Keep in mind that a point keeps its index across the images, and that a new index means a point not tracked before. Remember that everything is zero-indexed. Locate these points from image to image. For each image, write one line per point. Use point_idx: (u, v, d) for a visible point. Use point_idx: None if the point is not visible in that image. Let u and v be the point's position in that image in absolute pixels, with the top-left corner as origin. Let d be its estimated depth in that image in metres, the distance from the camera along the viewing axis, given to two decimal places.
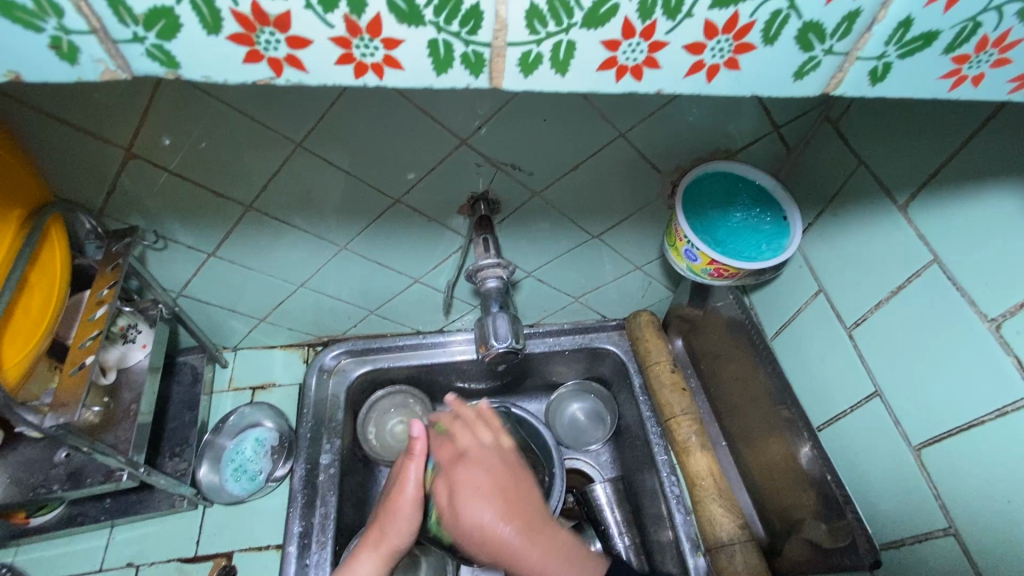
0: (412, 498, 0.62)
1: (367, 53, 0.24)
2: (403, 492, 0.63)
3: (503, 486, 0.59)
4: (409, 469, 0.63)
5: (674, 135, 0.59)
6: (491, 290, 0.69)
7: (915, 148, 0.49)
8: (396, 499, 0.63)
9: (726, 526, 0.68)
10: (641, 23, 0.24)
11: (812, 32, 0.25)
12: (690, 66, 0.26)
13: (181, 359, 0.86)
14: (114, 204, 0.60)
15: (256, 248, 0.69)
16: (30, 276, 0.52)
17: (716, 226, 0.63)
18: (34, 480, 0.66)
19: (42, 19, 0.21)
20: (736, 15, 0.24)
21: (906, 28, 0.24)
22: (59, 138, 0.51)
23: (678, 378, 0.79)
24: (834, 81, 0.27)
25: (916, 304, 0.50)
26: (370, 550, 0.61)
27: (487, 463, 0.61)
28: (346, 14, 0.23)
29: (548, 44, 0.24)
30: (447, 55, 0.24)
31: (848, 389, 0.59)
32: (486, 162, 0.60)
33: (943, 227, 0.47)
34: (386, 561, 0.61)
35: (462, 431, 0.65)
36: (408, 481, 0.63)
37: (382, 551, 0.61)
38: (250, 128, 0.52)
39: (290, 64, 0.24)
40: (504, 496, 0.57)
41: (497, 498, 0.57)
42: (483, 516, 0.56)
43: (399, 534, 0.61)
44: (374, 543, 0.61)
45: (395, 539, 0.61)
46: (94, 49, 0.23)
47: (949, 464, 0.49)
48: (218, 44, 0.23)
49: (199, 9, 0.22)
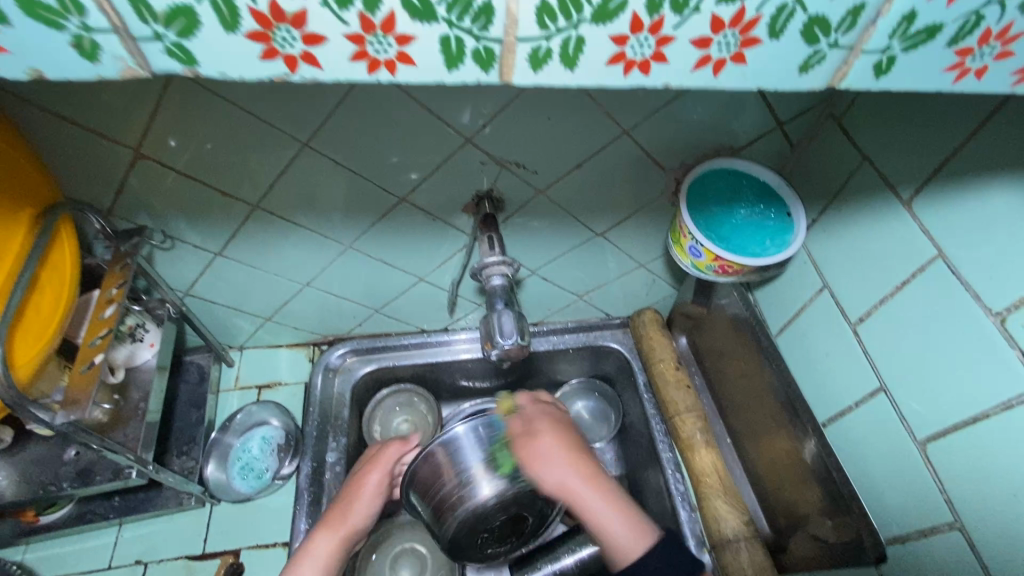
0: (377, 479, 0.68)
1: (380, 50, 0.25)
2: (370, 474, 0.68)
3: (577, 448, 0.63)
4: (388, 452, 0.70)
5: (678, 132, 0.59)
6: (496, 288, 0.69)
7: (919, 143, 0.49)
8: (360, 480, 0.68)
9: (731, 523, 0.68)
10: (649, 18, 0.24)
11: (818, 26, 0.25)
12: (698, 60, 0.26)
13: (188, 359, 0.86)
14: (122, 204, 0.60)
15: (262, 248, 0.70)
16: (40, 275, 0.53)
17: (721, 222, 0.63)
18: (44, 478, 0.67)
19: (65, 18, 0.22)
20: (742, 10, 0.24)
21: (909, 22, 0.25)
22: (70, 140, 0.51)
23: (682, 375, 0.79)
24: (838, 75, 0.27)
25: (920, 298, 0.50)
26: (327, 527, 0.64)
27: (560, 430, 0.64)
28: (360, 11, 0.23)
29: (557, 39, 0.25)
30: (458, 50, 0.25)
31: (853, 385, 0.60)
32: (491, 160, 0.60)
33: (947, 222, 0.48)
34: (343, 541, 0.64)
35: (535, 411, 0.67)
36: (381, 461, 0.69)
37: (341, 530, 0.64)
38: (257, 128, 0.53)
39: (305, 61, 0.25)
40: (577, 452, 0.62)
41: (572, 455, 0.62)
42: (558, 465, 0.61)
43: (354, 517, 0.65)
44: (332, 521, 0.65)
45: (354, 519, 0.65)
46: (115, 47, 0.23)
47: (955, 458, 0.49)
48: (236, 41, 0.23)
49: (218, 8, 0.22)
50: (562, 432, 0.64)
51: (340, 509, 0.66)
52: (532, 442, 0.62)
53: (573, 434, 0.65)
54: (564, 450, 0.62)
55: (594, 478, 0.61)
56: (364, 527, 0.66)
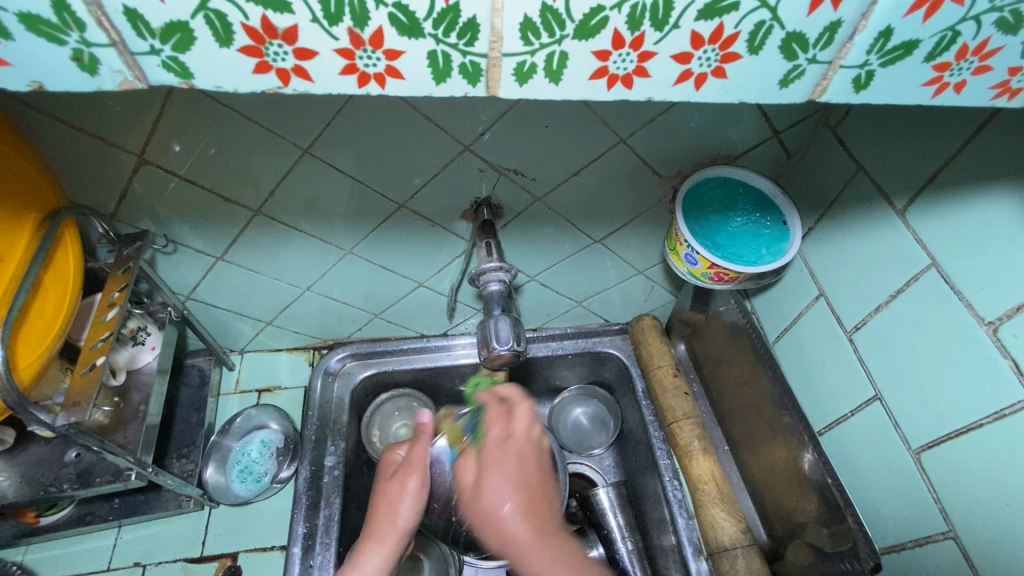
0: (417, 480, 0.68)
1: (369, 64, 0.25)
2: (408, 475, 0.68)
3: (531, 478, 0.60)
4: (414, 454, 0.69)
5: (675, 140, 0.60)
6: (493, 293, 0.69)
7: (912, 153, 0.49)
8: (400, 480, 0.68)
9: (728, 530, 0.68)
10: (630, 34, 0.25)
11: (796, 42, 0.25)
12: (679, 75, 0.26)
13: (189, 362, 0.87)
14: (125, 209, 0.61)
15: (262, 253, 0.71)
16: (44, 278, 0.53)
17: (717, 231, 0.63)
18: (44, 479, 0.67)
19: (65, 33, 0.22)
20: (721, 26, 0.24)
21: (886, 38, 0.25)
22: (74, 145, 0.52)
23: (681, 382, 0.79)
24: (818, 89, 0.28)
25: (915, 307, 0.51)
26: (378, 542, 0.64)
27: (520, 457, 0.61)
28: (349, 27, 0.23)
29: (541, 55, 0.25)
30: (445, 64, 0.25)
31: (848, 394, 0.60)
32: (489, 167, 0.61)
33: (941, 232, 0.48)
34: (393, 547, 0.64)
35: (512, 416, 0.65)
36: (415, 464, 0.68)
37: (387, 536, 0.64)
38: (257, 135, 0.54)
39: (297, 74, 0.25)
40: (523, 496, 0.57)
41: (517, 480, 0.58)
42: (495, 498, 0.57)
43: (400, 525, 0.65)
44: (374, 529, 0.65)
45: (396, 528, 0.65)
46: (113, 61, 0.24)
47: (949, 467, 0.49)
48: (230, 56, 0.24)
49: (212, 23, 0.23)
50: (523, 451, 0.62)
51: (383, 521, 0.66)
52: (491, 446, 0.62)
53: (531, 477, 0.59)
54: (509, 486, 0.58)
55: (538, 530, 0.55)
56: (412, 530, 0.66)
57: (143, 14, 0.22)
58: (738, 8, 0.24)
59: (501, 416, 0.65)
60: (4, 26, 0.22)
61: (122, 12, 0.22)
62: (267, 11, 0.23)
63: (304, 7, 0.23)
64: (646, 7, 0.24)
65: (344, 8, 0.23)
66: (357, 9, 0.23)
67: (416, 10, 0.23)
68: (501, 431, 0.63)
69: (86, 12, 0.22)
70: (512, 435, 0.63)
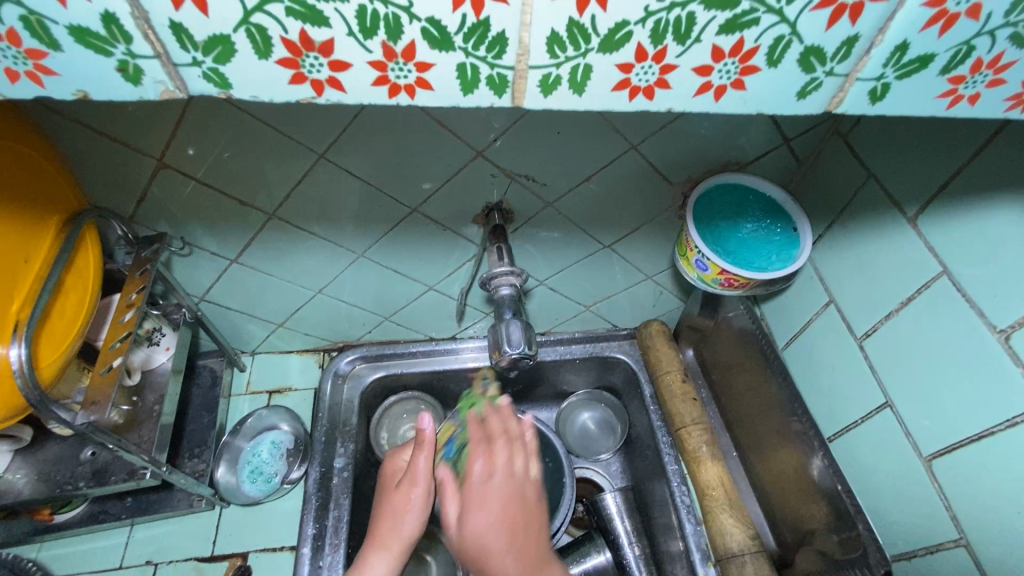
0: (421, 491, 0.68)
1: (400, 76, 0.26)
2: (412, 486, 0.68)
3: (518, 523, 0.61)
4: (417, 463, 0.69)
5: (685, 147, 0.60)
6: (505, 298, 0.70)
7: (923, 162, 0.50)
8: (406, 490, 0.68)
9: (736, 537, 0.68)
10: (653, 47, 0.25)
11: (814, 55, 0.26)
12: (699, 86, 0.27)
13: (201, 362, 0.88)
14: (144, 211, 0.62)
15: (276, 256, 0.72)
16: (66, 280, 0.55)
17: (727, 237, 0.64)
18: (60, 477, 0.68)
19: (113, 45, 0.23)
20: (742, 40, 0.25)
21: (902, 52, 0.26)
22: (97, 150, 0.54)
23: (689, 388, 0.79)
24: (835, 101, 0.28)
25: (927, 314, 0.51)
26: (385, 552, 0.65)
27: (507, 500, 0.62)
28: (383, 40, 0.24)
29: (566, 67, 0.26)
30: (473, 76, 0.26)
31: (858, 401, 0.60)
32: (501, 173, 0.62)
33: (952, 240, 0.48)
34: (399, 556, 0.66)
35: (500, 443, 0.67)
36: (419, 473, 0.69)
37: (394, 547, 0.66)
38: (275, 141, 0.55)
39: (331, 86, 0.26)
40: (513, 538, 0.60)
41: (501, 531, 0.60)
42: (481, 534, 0.60)
43: (404, 535, 0.67)
44: (379, 537, 0.67)
45: (403, 539, 0.66)
46: (157, 72, 0.25)
47: (961, 475, 0.49)
48: (268, 67, 0.25)
49: (253, 36, 0.24)
50: (515, 503, 0.62)
51: (387, 531, 0.67)
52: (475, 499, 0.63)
53: (516, 512, 0.62)
54: (498, 524, 0.60)
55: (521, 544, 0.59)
56: (416, 539, 0.68)
57: (188, 28, 0.23)
58: (758, 23, 0.25)
59: (484, 444, 0.68)
60: (56, 38, 0.23)
61: (168, 26, 0.23)
62: (306, 24, 0.23)
63: (340, 22, 0.24)
64: (670, 22, 0.24)
65: (378, 22, 0.24)
66: (391, 23, 0.24)
67: (447, 25, 0.24)
68: (488, 481, 0.64)
69: (134, 26, 0.23)
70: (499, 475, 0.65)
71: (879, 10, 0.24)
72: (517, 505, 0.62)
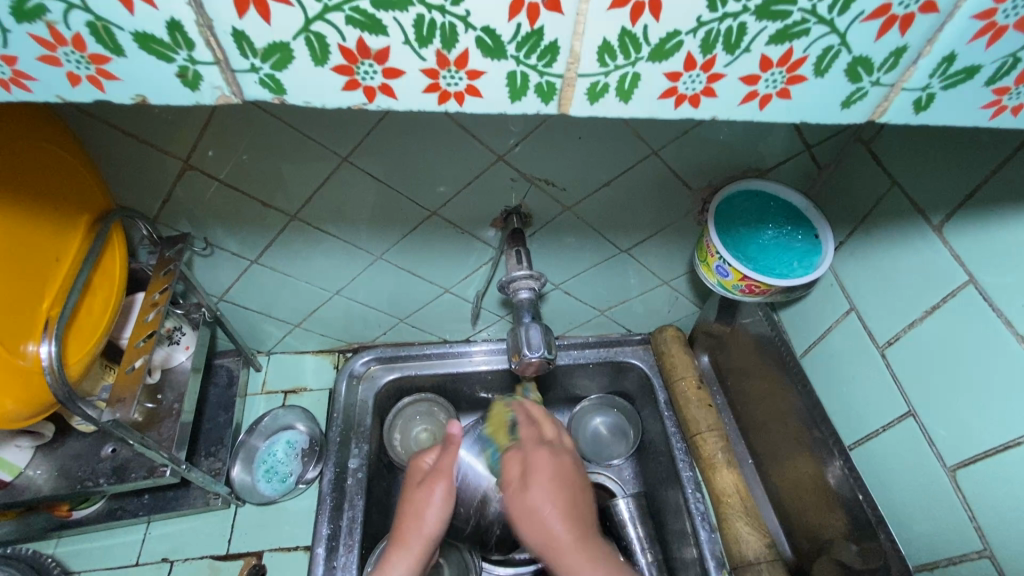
0: (445, 487, 0.67)
1: (451, 83, 0.26)
2: (433, 486, 0.67)
3: (572, 486, 0.61)
4: (444, 462, 0.69)
5: (706, 153, 0.60)
6: (523, 301, 0.71)
7: (949, 170, 0.50)
8: (429, 487, 0.67)
9: (752, 545, 0.68)
10: (702, 57, 0.26)
11: (861, 66, 0.26)
12: (745, 95, 0.27)
13: (218, 362, 0.89)
14: (168, 211, 0.63)
15: (296, 257, 0.72)
16: (93, 279, 0.56)
17: (747, 242, 0.64)
18: (81, 473, 0.69)
19: (175, 51, 0.24)
20: (791, 50, 0.25)
21: (949, 62, 0.26)
22: (127, 151, 0.54)
23: (704, 394, 0.79)
24: (879, 110, 0.28)
25: (951, 324, 0.50)
26: (404, 552, 0.64)
27: (567, 462, 0.64)
28: (438, 48, 0.25)
29: (615, 76, 0.26)
30: (523, 84, 0.27)
31: (880, 410, 0.59)
32: (521, 177, 0.62)
33: (979, 249, 0.48)
34: (418, 556, 0.64)
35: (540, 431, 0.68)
36: (444, 471, 0.68)
37: (414, 546, 0.64)
38: (301, 144, 0.56)
39: (383, 92, 0.27)
40: (567, 495, 0.60)
41: (558, 491, 0.59)
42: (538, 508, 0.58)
43: (426, 534, 0.65)
44: (400, 538, 0.65)
45: (422, 537, 0.65)
46: (215, 78, 0.26)
47: (986, 486, 0.48)
48: (323, 73, 0.26)
49: (312, 44, 0.24)
50: (564, 468, 0.63)
51: (410, 529, 0.65)
52: (533, 464, 0.62)
53: (573, 474, 0.63)
54: (557, 484, 0.60)
55: (575, 500, 0.60)
56: (438, 541, 0.66)
57: (250, 35, 0.24)
58: (808, 33, 0.25)
59: (532, 426, 0.69)
60: (120, 45, 0.24)
61: (230, 34, 0.24)
62: (363, 33, 0.24)
63: (397, 30, 0.24)
64: (721, 32, 0.25)
65: (435, 31, 0.24)
66: (447, 33, 0.24)
67: (501, 34, 0.24)
68: (539, 448, 0.65)
69: (197, 33, 0.24)
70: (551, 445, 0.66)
71: (930, 21, 0.24)
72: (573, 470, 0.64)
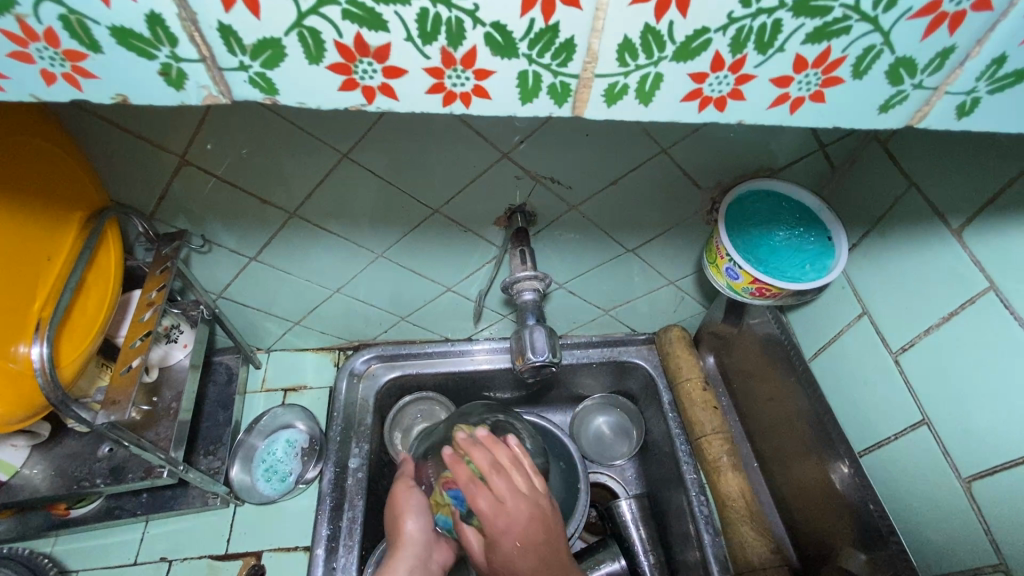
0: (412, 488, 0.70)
1: (458, 83, 0.25)
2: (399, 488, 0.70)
3: (545, 526, 0.62)
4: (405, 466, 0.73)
5: (715, 152, 0.58)
6: (527, 303, 0.70)
7: (970, 174, 0.48)
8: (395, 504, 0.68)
9: (758, 550, 0.67)
10: (731, 57, 0.24)
11: (903, 67, 0.24)
12: (775, 98, 0.26)
13: (217, 359, 0.88)
14: (164, 208, 0.61)
15: (296, 255, 0.71)
16: (87, 278, 0.55)
17: (758, 244, 0.62)
18: (78, 473, 0.68)
19: (157, 48, 0.23)
20: (828, 51, 0.24)
21: (999, 65, 0.24)
22: (119, 146, 0.53)
23: (709, 396, 0.78)
24: (918, 115, 0.27)
25: (968, 331, 0.49)
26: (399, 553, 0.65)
27: (530, 520, 0.61)
28: (444, 45, 0.23)
29: (635, 76, 0.25)
30: (535, 85, 0.25)
31: (892, 416, 0.58)
32: (525, 175, 0.60)
33: (1000, 255, 0.46)
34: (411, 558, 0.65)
35: (493, 471, 0.63)
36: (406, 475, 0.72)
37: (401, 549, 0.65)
38: (298, 139, 0.54)
39: (383, 92, 0.25)
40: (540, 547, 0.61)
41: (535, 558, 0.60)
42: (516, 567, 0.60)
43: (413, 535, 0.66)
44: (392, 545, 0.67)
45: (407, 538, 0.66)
46: (200, 76, 0.24)
47: (1002, 499, 0.47)
48: (319, 73, 0.24)
49: (305, 41, 0.23)
50: (535, 521, 0.62)
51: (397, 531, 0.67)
52: (497, 545, 0.61)
53: (538, 532, 0.61)
54: (529, 553, 0.60)
55: (546, 562, 0.61)
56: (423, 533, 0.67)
57: (238, 31, 0.22)
58: (848, 32, 0.23)
59: (481, 489, 0.62)
60: (97, 40, 0.22)
61: (217, 29, 0.22)
62: (362, 29, 0.22)
63: (400, 26, 0.22)
64: (753, 29, 0.23)
65: (440, 27, 0.23)
66: (453, 29, 0.23)
67: (513, 31, 0.23)
68: (521, 506, 0.61)
69: (180, 28, 0.22)
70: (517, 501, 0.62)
71: (981, 20, 0.23)
72: (540, 525, 0.62)
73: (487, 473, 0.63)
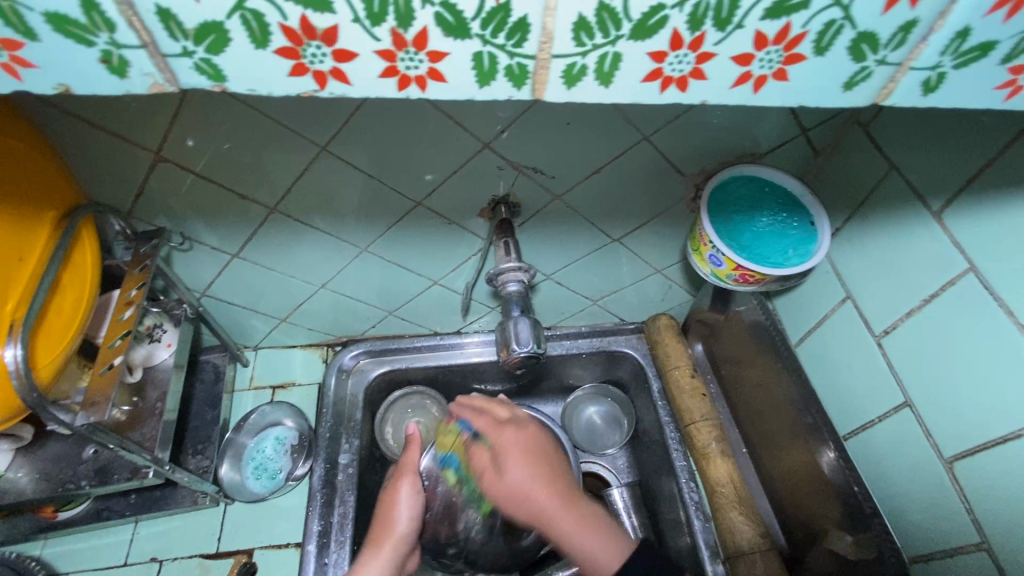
0: (409, 483, 0.69)
1: (411, 66, 0.24)
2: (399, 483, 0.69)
3: (544, 454, 0.67)
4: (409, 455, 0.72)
5: (698, 138, 0.58)
6: (512, 294, 0.69)
7: (949, 155, 0.48)
8: (392, 493, 0.69)
9: (746, 535, 0.67)
10: (690, 34, 0.24)
11: (866, 43, 0.24)
12: (737, 77, 0.26)
13: (204, 358, 0.87)
14: (141, 207, 0.60)
15: (279, 251, 0.70)
16: (62, 278, 0.54)
17: (740, 230, 0.62)
18: (62, 476, 0.67)
19: (94, 34, 0.22)
20: (789, 26, 0.23)
21: (964, 38, 0.24)
22: (92, 144, 0.52)
23: (698, 383, 0.78)
24: (884, 91, 0.26)
25: (949, 313, 0.49)
26: (377, 548, 0.65)
27: (535, 433, 0.69)
28: (392, 27, 0.23)
29: (593, 56, 0.24)
30: (491, 66, 0.25)
31: (875, 400, 0.58)
32: (508, 165, 0.60)
33: (980, 236, 0.46)
34: (390, 554, 0.65)
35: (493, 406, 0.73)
36: (407, 467, 0.71)
37: (384, 544, 0.65)
38: (275, 133, 0.53)
39: (334, 77, 0.25)
40: (543, 459, 0.66)
41: (536, 475, 0.64)
42: (521, 480, 0.64)
43: (398, 530, 0.66)
44: (375, 540, 0.66)
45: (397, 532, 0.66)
46: (143, 63, 0.24)
47: (983, 478, 0.48)
48: (266, 57, 0.24)
49: (248, 24, 0.22)
50: (535, 441, 0.68)
51: (382, 528, 0.67)
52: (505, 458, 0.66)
53: (542, 442, 0.69)
54: (531, 467, 0.65)
55: (551, 474, 0.65)
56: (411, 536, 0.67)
57: (177, 14, 0.22)
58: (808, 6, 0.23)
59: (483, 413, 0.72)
60: (31, 27, 0.21)
61: (154, 13, 0.22)
62: (307, 11, 0.22)
63: (346, 7, 0.22)
64: (710, 6, 0.23)
65: (388, 8, 0.22)
66: (401, 9, 0.22)
67: (463, 10, 0.22)
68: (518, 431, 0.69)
69: (116, 13, 0.21)
70: (512, 424, 0.70)
71: None
72: (543, 440, 0.69)
73: (483, 408, 0.73)
